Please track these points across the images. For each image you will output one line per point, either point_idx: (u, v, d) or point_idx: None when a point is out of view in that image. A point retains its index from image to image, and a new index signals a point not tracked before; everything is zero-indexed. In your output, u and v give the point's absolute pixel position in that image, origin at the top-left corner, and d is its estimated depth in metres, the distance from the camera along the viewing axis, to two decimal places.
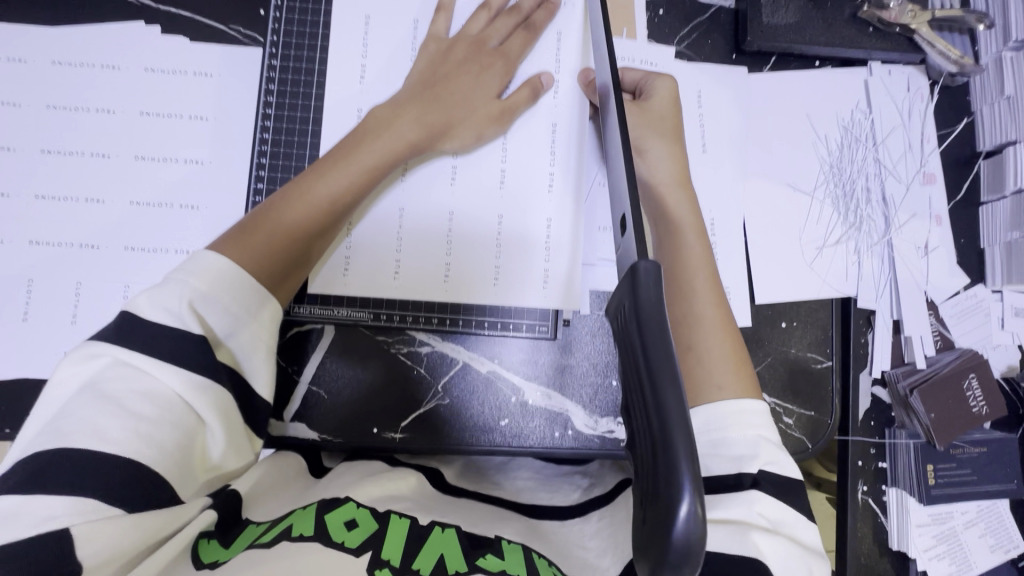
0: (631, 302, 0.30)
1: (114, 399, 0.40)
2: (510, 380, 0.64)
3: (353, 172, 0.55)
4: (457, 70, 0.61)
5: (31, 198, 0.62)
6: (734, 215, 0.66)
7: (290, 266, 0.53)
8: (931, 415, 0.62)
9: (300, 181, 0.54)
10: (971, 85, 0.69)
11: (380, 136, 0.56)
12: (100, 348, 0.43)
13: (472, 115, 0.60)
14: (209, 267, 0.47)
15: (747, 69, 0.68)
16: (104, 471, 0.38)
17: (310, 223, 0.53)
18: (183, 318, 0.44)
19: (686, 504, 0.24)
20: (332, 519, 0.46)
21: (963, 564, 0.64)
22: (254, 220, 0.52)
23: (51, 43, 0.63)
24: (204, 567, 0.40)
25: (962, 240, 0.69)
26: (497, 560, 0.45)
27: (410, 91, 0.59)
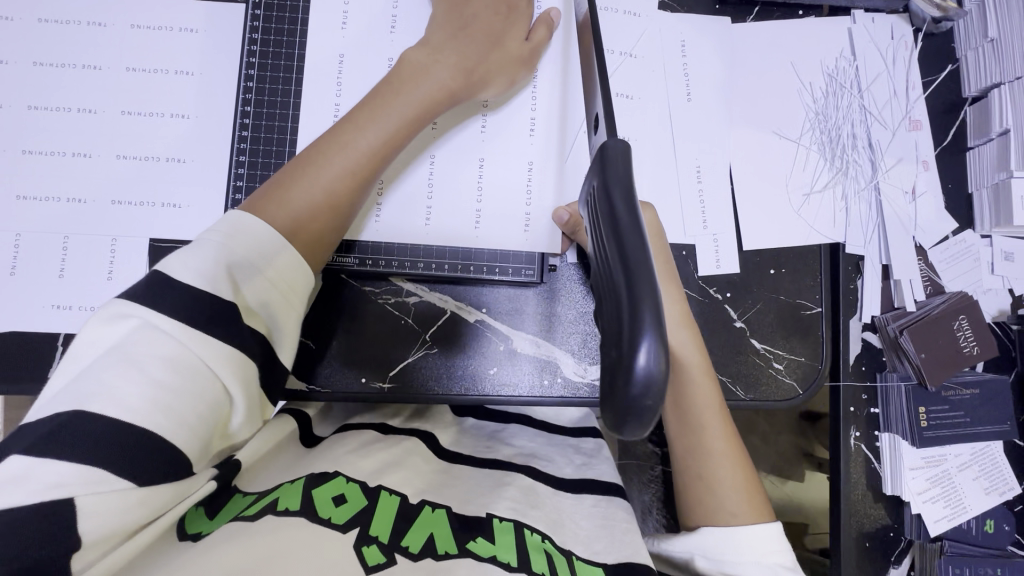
0: (602, 178, 0.32)
1: (137, 366, 0.39)
2: (498, 329, 0.64)
3: (392, 121, 0.54)
4: (482, 16, 0.60)
5: (18, 153, 0.62)
6: (720, 163, 0.66)
7: (335, 219, 0.54)
8: (920, 354, 0.63)
9: (338, 132, 0.54)
10: (955, 31, 0.69)
11: (415, 84, 0.56)
12: (129, 309, 0.41)
13: (504, 59, 0.60)
14: (242, 223, 0.47)
15: (731, 18, 0.68)
16: (117, 436, 0.38)
17: (354, 174, 0.53)
18: (218, 281, 0.44)
19: (646, 352, 0.25)
20: (320, 494, 0.47)
21: (957, 507, 0.63)
22: (292, 175, 0.52)
23: (37, 1, 0.63)
24: (186, 539, 0.42)
25: (950, 185, 0.69)
26: (488, 545, 0.47)
27: (438, 36, 0.59)
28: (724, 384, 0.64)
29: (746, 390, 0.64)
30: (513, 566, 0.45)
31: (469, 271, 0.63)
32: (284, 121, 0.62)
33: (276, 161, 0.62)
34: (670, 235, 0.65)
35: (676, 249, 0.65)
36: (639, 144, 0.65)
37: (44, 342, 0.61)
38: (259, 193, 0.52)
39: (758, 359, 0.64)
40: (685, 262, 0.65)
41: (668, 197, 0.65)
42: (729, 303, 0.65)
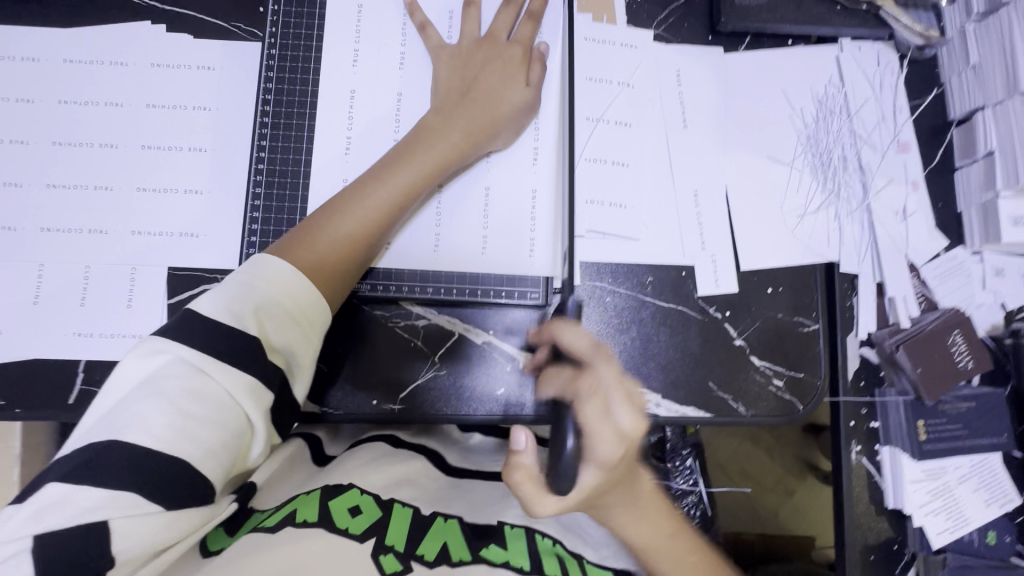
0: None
1: (168, 396, 0.42)
2: (505, 351, 0.66)
3: (408, 178, 0.59)
4: (487, 71, 0.65)
5: (42, 187, 0.65)
6: (716, 186, 0.69)
7: (357, 266, 0.58)
8: (917, 368, 0.65)
9: (357, 190, 0.58)
10: (938, 58, 0.73)
11: (429, 145, 0.61)
12: (163, 345, 0.45)
13: (510, 114, 0.64)
14: (272, 270, 0.51)
15: (723, 49, 0.71)
16: (150, 464, 0.40)
17: (374, 227, 0.58)
18: (242, 319, 0.47)
19: None
20: (336, 505, 0.51)
21: (958, 519, 0.64)
22: (313, 228, 0.57)
23: (62, 43, 0.67)
24: (207, 555, 0.47)
25: (939, 204, 0.71)
26: (500, 551, 0.51)
27: (446, 98, 0.64)
28: (725, 400, 0.66)
29: (748, 406, 0.66)
30: (525, 570, 0.50)
31: (477, 295, 0.64)
32: (298, 154, 0.65)
33: (290, 192, 0.65)
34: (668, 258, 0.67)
35: (675, 270, 0.67)
36: (637, 169, 0.68)
37: (65, 369, 0.63)
38: (286, 239, 0.56)
39: (758, 376, 0.66)
40: (684, 283, 0.67)
41: (666, 220, 0.68)
42: (728, 321, 0.67)
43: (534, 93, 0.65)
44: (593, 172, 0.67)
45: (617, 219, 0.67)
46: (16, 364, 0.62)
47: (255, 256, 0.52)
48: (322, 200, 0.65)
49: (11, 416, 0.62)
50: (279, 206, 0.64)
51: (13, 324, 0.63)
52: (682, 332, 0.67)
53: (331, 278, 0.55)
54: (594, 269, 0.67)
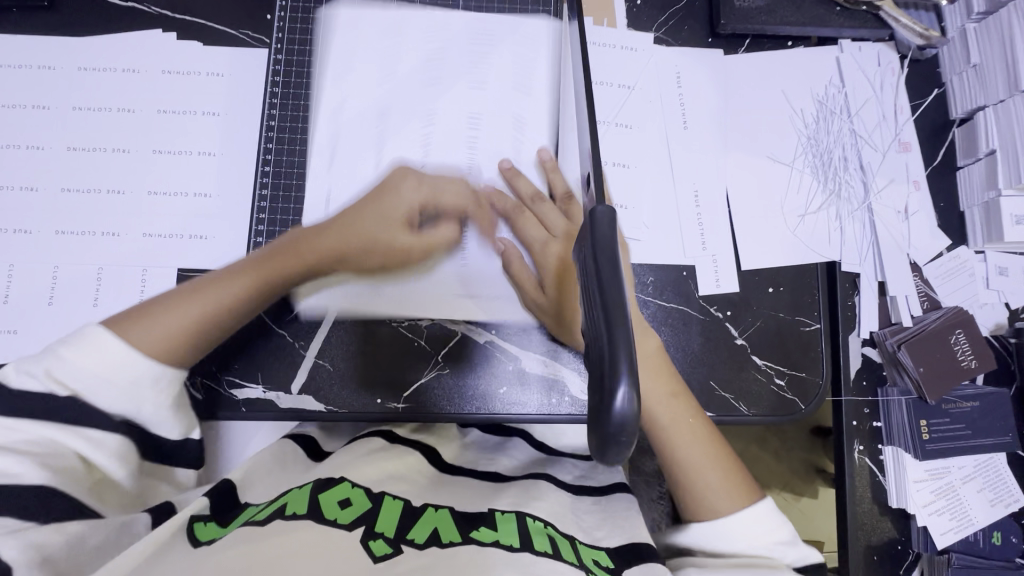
0: (589, 242, 0.33)
1: None
2: (508, 350, 0.66)
3: (248, 287, 0.60)
4: (398, 204, 0.65)
5: (57, 191, 0.67)
6: (716, 187, 0.69)
7: (208, 341, 0.58)
8: (919, 368, 0.64)
9: (198, 282, 0.59)
10: (940, 57, 0.73)
11: (283, 266, 0.61)
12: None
13: (416, 250, 0.65)
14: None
15: (723, 51, 0.72)
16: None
17: (198, 322, 0.57)
18: None
19: (623, 394, 0.28)
20: (326, 498, 0.50)
21: (962, 519, 0.64)
22: (158, 303, 0.57)
23: (76, 51, 0.69)
24: (198, 546, 0.45)
25: (941, 204, 0.71)
26: (490, 532, 0.50)
27: (336, 176, 0.65)
28: (726, 399, 0.66)
29: (750, 405, 0.66)
30: (516, 547, 0.49)
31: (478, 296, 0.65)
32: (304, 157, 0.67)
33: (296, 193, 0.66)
34: (669, 258, 0.68)
35: (676, 270, 0.68)
36: (637, 171, 0.69)
37: None
38: (116, 318, 0.56)
39: (760, 375, 0.66)
40: (685, 282, 0.68)
41: (667, 221, 0.68)
42: (729, 320, 0.67)
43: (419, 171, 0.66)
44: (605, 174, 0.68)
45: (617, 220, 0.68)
46: None
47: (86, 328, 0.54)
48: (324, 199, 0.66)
49: None
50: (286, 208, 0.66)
51: (29, 324, 0.64)
52: (683, 330, 0.67)
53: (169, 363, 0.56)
54: None
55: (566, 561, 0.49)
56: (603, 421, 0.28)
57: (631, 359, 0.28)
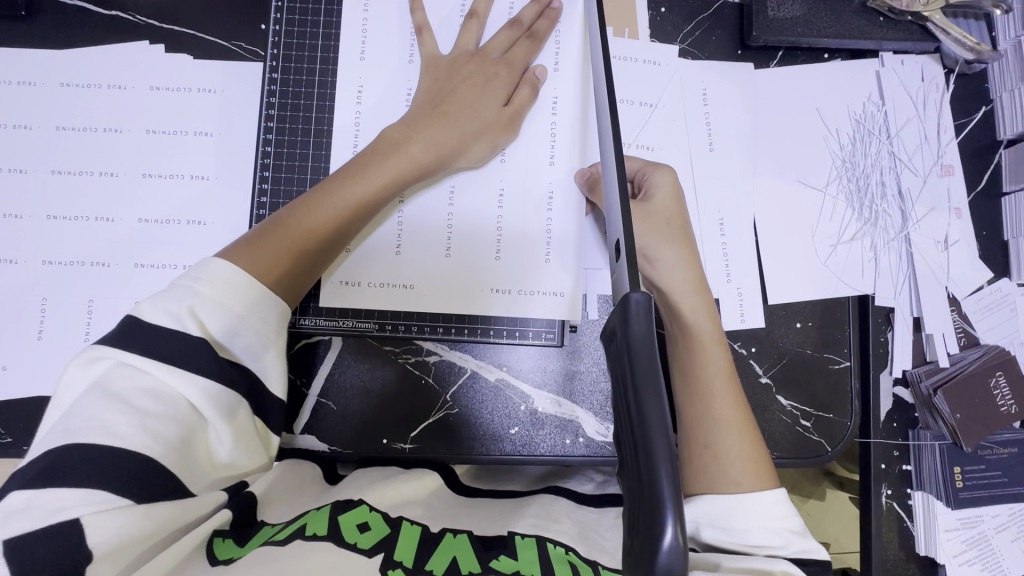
0: (623, 334, 0.29)
1: (120, 396, 0.41)
2: (519, 389, 0.63)
3: (362, 191, 0.55)
4: (464, 84, 0.61)
5: (44, 218, 0.63)
6: (744, 213, 0.65)
7: (302, 282, 0.54)
8: (956, 415, 0.60)
9: (286, 213, 0.54)
10: (988, 72, 0.67)
11: (386, 157, 0.56)
12: (98, 351, 0.43)
13: (484, 128, 0.60)
14: (220, 275, 0.47)
15: (754, 64, 0.66)
16: (100, 461, 0.39)
17: (304, 243, 0.53)
18: (183, 321, 0.44)
19: (669, 534, 0.24)
20: (345, 521, 0.47)
21: (994, 569, 0.61)
22: (262, 233, 0.52)
23: (58, 66, 0.64)
24: (217, 564, 0.41)
25: (984, 232, 0.66)
26: (511, 561, 0.46)
27: (422, 107, 0.60)
28: None
29: (774, 449, 0.62)
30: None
31: (489, 334, 0.62)
32: (302, 184, 0.62)
33: None
34: None
35: None
36: None
37: None
38: (231, 246, 0.52)
39: (784, 416, 0.63)
40: None
41: None
42: (753, 357, 0.64)
43: (512, 113, 0.61)
44: None
45: None
46: (20, 402, 0.61)
47: (190, 267, 0.48)
48: None
49: (17, 454, 0.61)
50: None
51: (17, 361, 0.61)
52: None
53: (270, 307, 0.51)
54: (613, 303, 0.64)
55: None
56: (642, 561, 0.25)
57: (678, 494, 0.25)
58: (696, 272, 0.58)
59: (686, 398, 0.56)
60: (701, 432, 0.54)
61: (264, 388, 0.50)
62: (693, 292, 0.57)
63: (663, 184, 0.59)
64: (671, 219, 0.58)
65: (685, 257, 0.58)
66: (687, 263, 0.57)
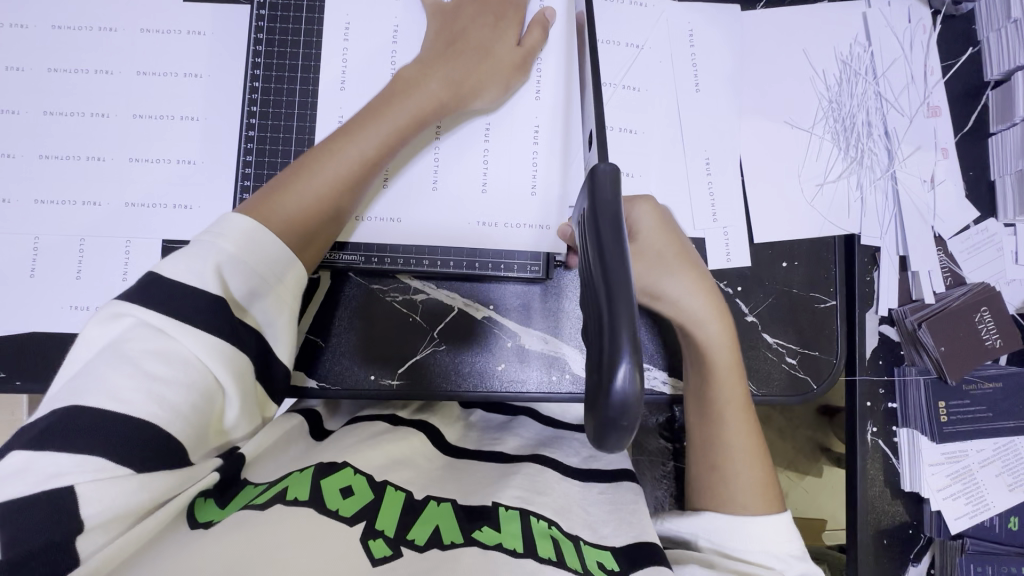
0: (591, 203, 0.32)
1: (133, 359, 0.42)
2: (506, 325, 0.64)
3: (380, 134, 0.55)
4: (473, 23, 0.61)
5: (36, 158, 0.64)
6: (731, 152, 0.65)
7: (331, 224, 0.55)
8: (940, 347, 0.61)
9: (307, 161, 0.54)
10: (976, 13, 0.67)
11: (405, 96, 0.56)
12: (122, 308, 0.44)
13: (497, 67, 0.60)
14: (239, 226, 0.48)
15: (741, 5, 0.66)
16: (107, 427, 0.40)
17: (331, 191, 0.54)
18: (206, 278, 0.45)
19: (623, 370, 0.27)
20: (328, 485, 0.47)
21: (979, 504, 0.62)
22: (283, 183, 0.53)
23: (49, 8, 0.64)
24: (198, 527, 0.42)
25: (971, 173, 0.67)
26: (494, 533, 0.48)
27: (432, 49, 0.59)
28: None
29: (759, 385, 0.63)
30: (519, 553, 0.46)
31: (475, 268, 0.62)
32: (290, 121, 0.63)
33: (282, 160, 0.63)
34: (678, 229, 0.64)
35: None
36: (646, 138, 0.65)
37: (62, 344, 0.62)
38: (255, 198, 0.52)
39: (770, 353, 0.63)
40: None
41: (676, 193, 0.64)
42: (739, 296, 0.64)
43: (523, 54, 0.61)
44: (620, 142, 0.64)
45: (624, 188, 0.64)
46: (11, 338, 0.62)
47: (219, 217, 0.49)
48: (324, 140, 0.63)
49: (12, 389, 0.61)
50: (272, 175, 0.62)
51: (10, 297, 0.62)
52: None
53: (294, 246, 0.52)
54: None
55: (568, 570, 0.47)
56: (603, 401, 0.27)
57: (634, 334, 0.27)
58: (710, 293, 0.57)
59: (701, 430, 0.58)
60: (714, 477, 0.57)
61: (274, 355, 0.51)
62: (712, 320, 0.56)
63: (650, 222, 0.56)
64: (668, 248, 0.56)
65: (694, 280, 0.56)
66: (702, 290, 0.56)
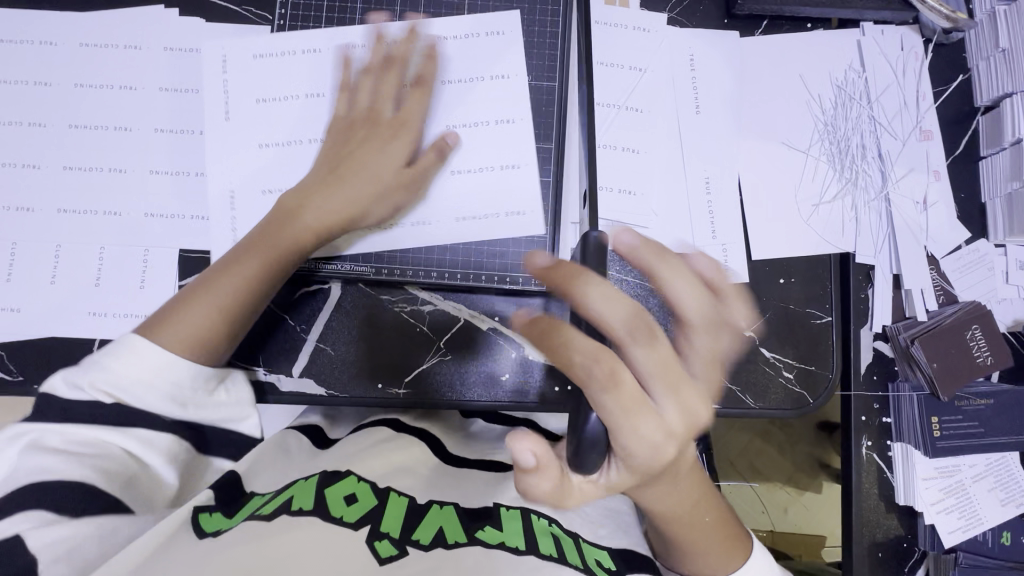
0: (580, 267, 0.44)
1: (53, 451, 0.48)
2: (510, 337, 0.66)
3: (278, 249, 0.57)
4: (361, 146, 0.60)
5: (59, 169, 0.66)
6: (728, 173, 0.67)
7: (226, 337, 0.56)
8: (933, 364, 0.62)
9: (212, 277, 0.56)
10: (966, 42, 0.70)
11: (295, 217, 0.57)
12: (23, 428, 0.50)
13: (387, 188, 0.59)
14: (130, 348, 0.52)
15: (739, 33, 0.69)
16: (54, 491, 0.46)
17: (230, 304, 0.55)
18: (88, 393, 0.51)
19: (596, 412, 0.40)
20: (332, 493, 0.50)
21: (972, 518, 0.63)
22: (192, 293, 0.56)
23: (78, 27, 0.68)
24: (205, 537, 0.46)
25: (963, 194, 0.69)
26: (496, 532, 0.50)
27: (324, 167, 0.60)
28: (733, 392, 0.65)
29: (756, 398, 0.65)
30: (521, 550, 0.49)
31: (481, 281, 0.64)
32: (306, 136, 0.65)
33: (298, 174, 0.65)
34: (678, 245, 0.66)
35: None
36: (648, 157, 0.67)
37: (80, 349, 0.64)
38: (152, 320, 0.55)
39: (768, 367, 0.65)
40: None
41: (676, 210, 0.67)
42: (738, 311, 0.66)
43: (413, 174, 0.60)
44: (623, 163, 0.67)
45: (627, 205, 0.66)
46: (33, 342, 0.64)
47: (123, 335, 0.53)
48: None
49: (29, 391, 0.63)
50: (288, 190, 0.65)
51: (31, 302, 0.64)
52: None
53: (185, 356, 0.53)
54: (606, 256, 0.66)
55: (569, 564, 0.49)
56: (580, 432, 0.40)
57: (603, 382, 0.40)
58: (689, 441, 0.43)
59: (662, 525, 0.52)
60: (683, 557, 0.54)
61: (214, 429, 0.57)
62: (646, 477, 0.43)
63: (634, 358, 0.41)
64: (653, 384, 0.41)
65: (673, 426, 0.41)
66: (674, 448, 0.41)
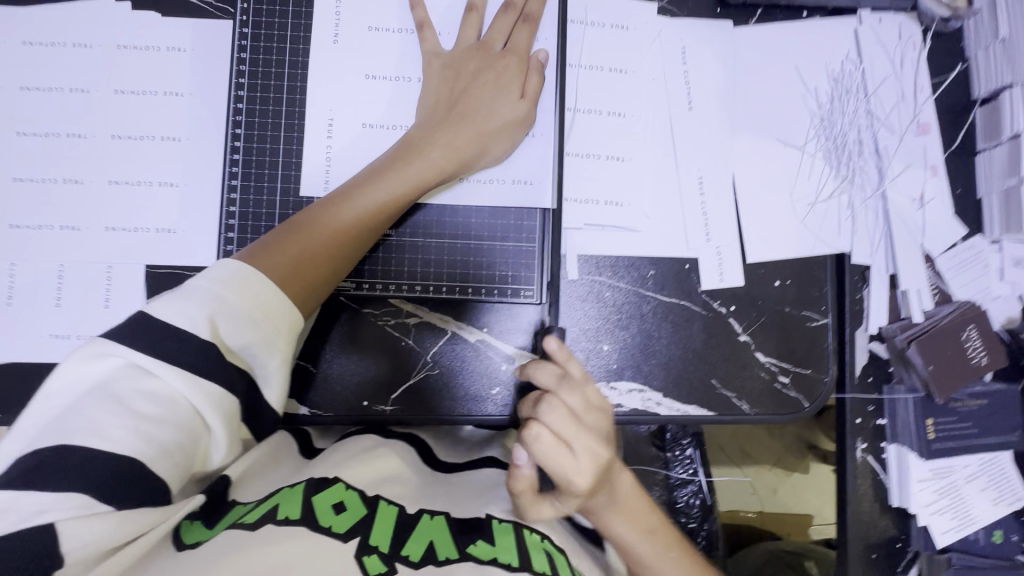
0: None
1: (121, 400, 0.42)
2: (499, 350, 0.63)
3: (384, 193, 0.56)
4: (478, 79, 0.60)
5: (8, 181, 0.61)
6: (723, 172, 0.65)
7: (322, 280, 0.54)
8: (928, 366, 0.62)
9: (316, 213, 0.55)
10: (964, 30, 0.67)
11: (406, 161, 0.57)
12: (110, 348, 0.43)
13: (496, 127, 0.60)
14: (242, 278, 0.48)
15: (733, 22, 0.66)
16: (95, 461, 0.40)
17: (328, 244, 0.54)
18: (197, 324, 0.45)
19: None
20: (320, 502, 0.48)
21: (963, 517, 0.63)
22: (294, 229, 0.54)
23: (19, 23, 0.62)
24: (184, 548, 0.43)
25: (958, 190, 0.67)
26: (488, 546, 0.48)
27: (442, 109, 0.60)
28: (728, 399, 0.64)
29: (752, 404, 0.64)
30: (515, 567, 0.47)
31: (467, 292, 0.62)
32: (277, 143, 0.61)
33: (268, 184, 0.61)
34: (671, 249, 0.64)
35: (678, 263, 0.64)
36: (633, 164, 0.64)
37: (43, 375, 0.60)
38: (247, 251, 0.53)
39: (763, 372, 0.64)
40: (687, 276, 0.64)
41: (671, 212, 0.64)
42: (733, 316, 0.64)
43: (526, 105, 0.60)
44: (616, 164, 0.64)
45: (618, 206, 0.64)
46: None
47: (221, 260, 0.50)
48: (311, 162, 0.61)
49: None
50: (259, 200, 0.61)
51: None
52: (684, 327, 0.64)
53: (294, 297, 0.52)
54: (595, 263, 0.64)
55: None
56: None
57: None
58: None
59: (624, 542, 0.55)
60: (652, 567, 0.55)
61: (265, 399, 0.50)
62: None
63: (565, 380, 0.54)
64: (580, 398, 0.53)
65: None
66: None
